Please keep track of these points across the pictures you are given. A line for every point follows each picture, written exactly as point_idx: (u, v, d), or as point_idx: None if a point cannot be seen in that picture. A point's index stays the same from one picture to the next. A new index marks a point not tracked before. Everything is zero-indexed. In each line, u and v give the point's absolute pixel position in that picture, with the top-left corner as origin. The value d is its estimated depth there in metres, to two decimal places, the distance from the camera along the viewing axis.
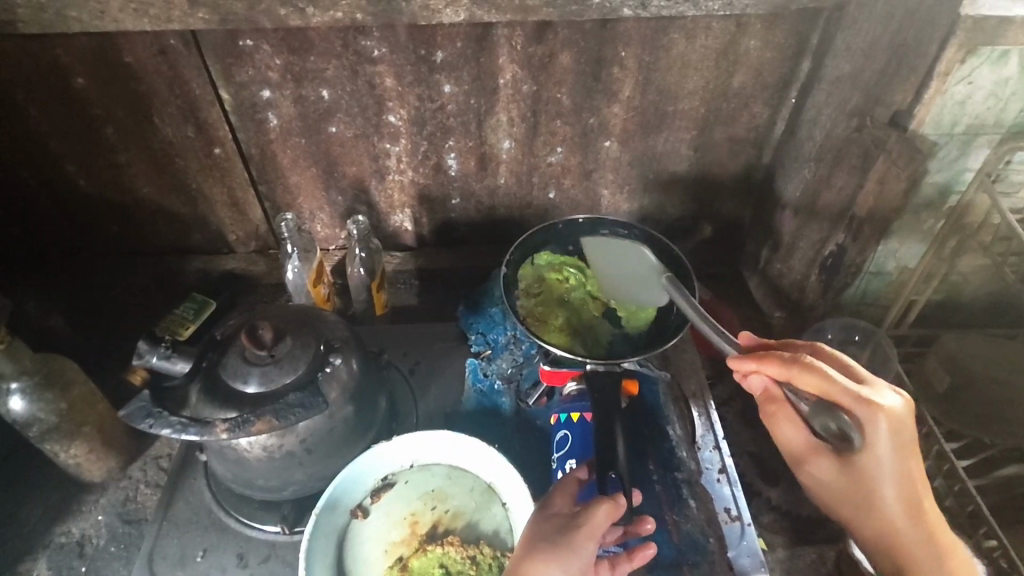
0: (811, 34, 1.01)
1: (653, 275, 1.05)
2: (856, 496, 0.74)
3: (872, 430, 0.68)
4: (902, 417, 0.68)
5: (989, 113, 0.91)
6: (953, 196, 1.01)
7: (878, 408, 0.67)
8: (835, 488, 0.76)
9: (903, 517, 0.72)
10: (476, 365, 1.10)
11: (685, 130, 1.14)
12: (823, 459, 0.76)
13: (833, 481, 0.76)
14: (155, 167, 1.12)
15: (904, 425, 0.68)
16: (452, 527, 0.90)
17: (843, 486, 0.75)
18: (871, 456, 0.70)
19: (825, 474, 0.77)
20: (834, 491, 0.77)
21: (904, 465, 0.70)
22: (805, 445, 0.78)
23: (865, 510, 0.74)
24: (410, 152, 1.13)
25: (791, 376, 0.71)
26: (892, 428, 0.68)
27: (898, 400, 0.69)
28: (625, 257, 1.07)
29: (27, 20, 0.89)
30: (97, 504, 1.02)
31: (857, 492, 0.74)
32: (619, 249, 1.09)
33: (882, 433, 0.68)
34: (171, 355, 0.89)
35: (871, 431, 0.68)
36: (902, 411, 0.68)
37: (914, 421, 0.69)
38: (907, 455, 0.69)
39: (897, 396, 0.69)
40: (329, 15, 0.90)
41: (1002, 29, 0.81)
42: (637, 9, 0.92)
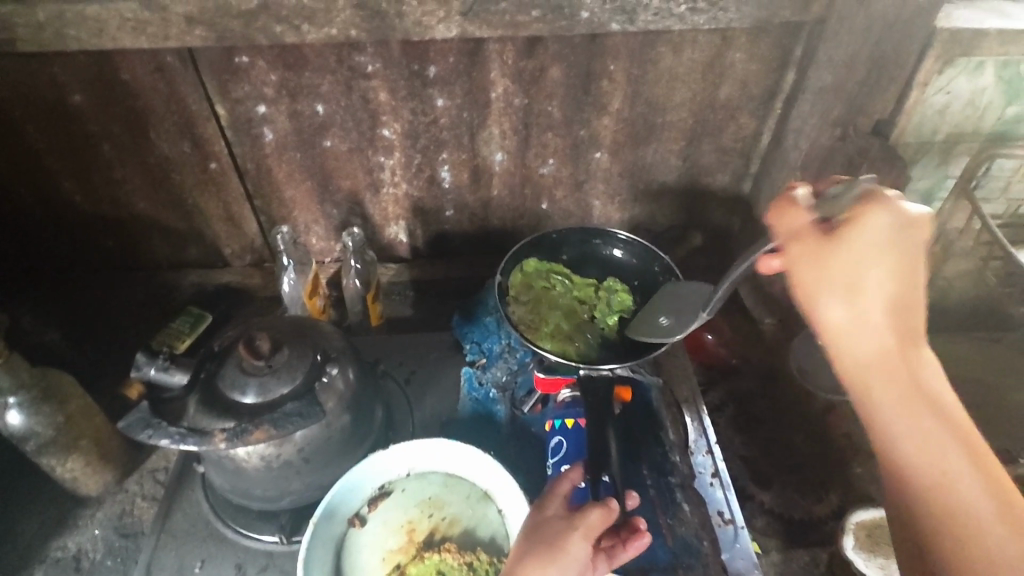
0: (794, 46, 1.04)
1: (688, 312, 0.94)
2: (838, 307, 0.65)
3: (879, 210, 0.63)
4: (910, 216, 0.63)
5: (967, 122, 0.96)
6: (936, 202, 1.06)
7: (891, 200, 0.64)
8: (813, 291, 0.66)
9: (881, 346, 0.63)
10: (471, 373, 1.11)
11: (674, 140, 1.16)
12: (807, 250, 0.67)
13: (812, 284, 0.66)
14: (151, 181, 1.13)
15: (910, 224, 0.63)
16: (449, 534, 0.91)
17: (823, 287, 0.65)
18: (864, 240, 0.63)
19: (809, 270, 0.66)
20: (815, 305, 0.66)
21: (892, 263, 0.63)
22: (803, 239, 0.67)
23: (835, 319, 0.65)
24: (404, 165, 1.15)
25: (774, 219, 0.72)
26: (896, 220, 0.63)
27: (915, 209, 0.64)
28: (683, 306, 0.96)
29: (26, 39, 0.90)
30: (93, 518, 1.02)
31: (840, 300, 0.65)
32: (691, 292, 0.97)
33: (886, 217, 0.63)
34: (170, 367, 0.88)
35: (877, 212, 0.63)
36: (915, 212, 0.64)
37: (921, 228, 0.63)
38: (902, 259, 0.63)
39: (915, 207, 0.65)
40: (324, 32, 0.92)
41: (977, 41, 0.86)
42: (625, 24, 0.95)
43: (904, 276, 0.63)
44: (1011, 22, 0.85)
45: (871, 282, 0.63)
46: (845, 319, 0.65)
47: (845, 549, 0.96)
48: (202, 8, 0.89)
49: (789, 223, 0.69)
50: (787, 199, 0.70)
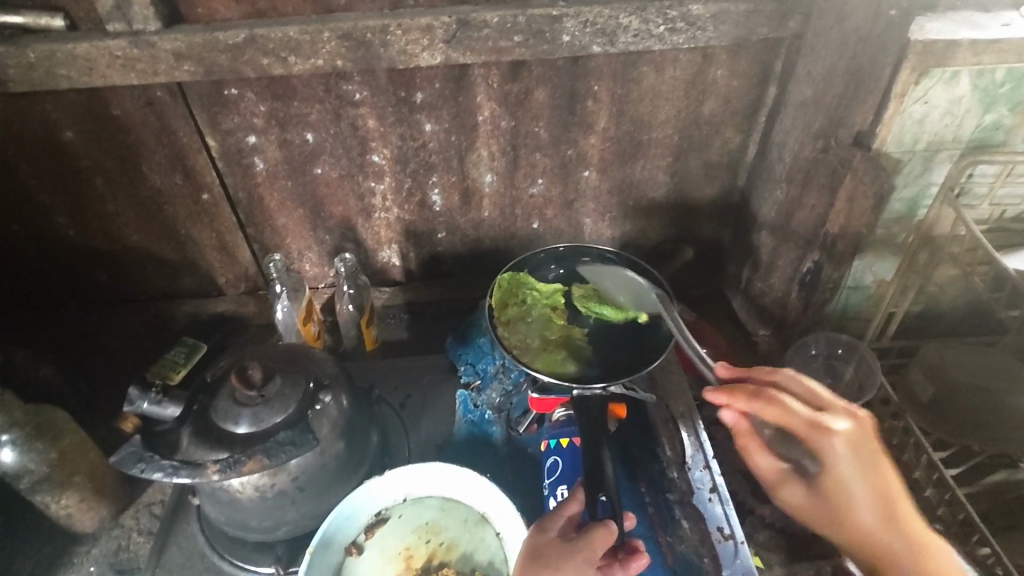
0: (774, 62, 1.06)
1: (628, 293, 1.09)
2: (877, 482, 0.74)
3: (833, 450, 0.74)
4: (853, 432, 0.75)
5: (947, 130, 0.95)
6: (921, 210, 1.05)
7: (832, 431, 0.74)
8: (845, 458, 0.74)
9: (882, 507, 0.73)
10: (466, 396, 1.12)
11: (661, 157, 1.18)
12: (850, 436, 0.74)
13: (847, 480, 0.74)
14: (144, 214, 1.14)
15: (860, 443, 0.74)
16: (446, 560, 0.90)
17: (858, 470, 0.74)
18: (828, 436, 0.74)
19: (845, 459, 0.74)
20: (841, 500, 0.75)
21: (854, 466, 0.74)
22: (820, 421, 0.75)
23: (861, 488, 0.74)
24: (395, 190, 1.16)
25: (751, 405, 0.77)
26: (848, 446, 0.74)
27: (849, 422, 0.76)
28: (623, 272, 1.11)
29: (17, 79, 0.92)
30: (90, 554, 1.01)
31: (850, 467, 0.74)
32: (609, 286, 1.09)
33: (842, 453, 0.74)
34: (162, 400, 0.92)
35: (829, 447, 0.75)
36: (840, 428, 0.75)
37: (867, 439, 0.75)
38: (862, 461, 0.74)
39: (849, 418, 0.76)
40: (310, 63, 0.94)
41: (950, 51, 0.86)
42: (606, 45, 0.97)
43: (873, 471, 0.74)
44: (981, 32, 0.86)
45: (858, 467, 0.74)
46: (857, 482, 0.74)
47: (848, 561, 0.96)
48: (190, 44, 0.90)
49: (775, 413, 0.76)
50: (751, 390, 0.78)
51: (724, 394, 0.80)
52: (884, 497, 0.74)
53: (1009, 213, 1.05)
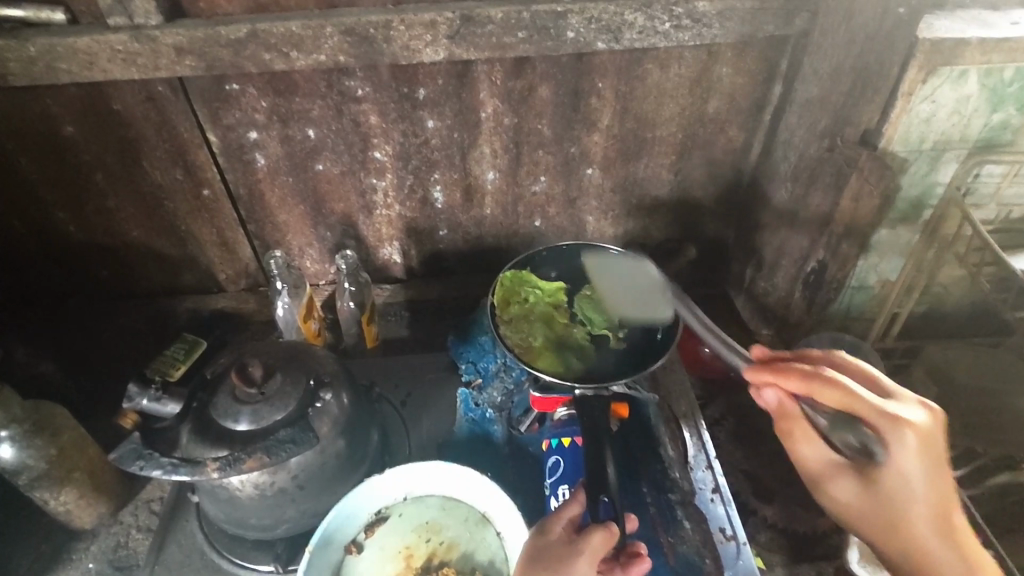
0: (780, 59, 1.05)
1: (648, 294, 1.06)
2: (942, 484, 0.66)
3: (900, 446, 0.65)
4: (929, 426, 0.65)
5: (954, 129, 0.94)
6: (927, 210, 1.04)
7: (904, 424, 0.65)
8: (916, 455, 0.65)
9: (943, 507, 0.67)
10: (467, 394, 1.10)
11: (665, 155, 1.17)
12: (925, 432, 0.65)
13: (911, 479, 0.66)
14: (145, 210, 1.14)
15: (933, 439, 0.65)
16: (447, 559, 0.90)
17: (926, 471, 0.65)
18: (899, 432, 0.65)
19: (915, 457, 0.65)
20: (899, 499, 0.67)
21: (925, 466, 0.65)
22: (890, 413, 0.65)
23: (924, 489, 0.66)
24: (396, 186, 1.16)
25: (810, 389, 0.67)
26: (921, 444, 0.65)
27: (923, 414, 0.66)
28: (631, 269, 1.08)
29: (17, 73, 0.91)
30: (88, 551, 1.01)
31: (920, 466, 0.65)
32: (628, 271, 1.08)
33: (911, 451, 0.65)
34: (162, 397, 0.94)
35: (898, 444, 0.65)
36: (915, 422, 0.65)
37: (941, 435, 0.66)
38: (934, 464, 0.65)
39: (922, 410, 0.67)
40: (312, 58, 0.93)
41: (958, 51, 0.85)
42: (610, 42, 0.97)
43: (942, 474, 0.66)
44: (991, 31, 0.85)
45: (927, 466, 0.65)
46: (923, 481, 0.66)
47: (850, 562, 0.96)
48: (191, 39, 0.90)
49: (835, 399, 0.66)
50: (805, 374, 0.68)
51: (775, 373, 0.70)
52: (944, 499, 0.67)
53: (1015, 214, 1.04)
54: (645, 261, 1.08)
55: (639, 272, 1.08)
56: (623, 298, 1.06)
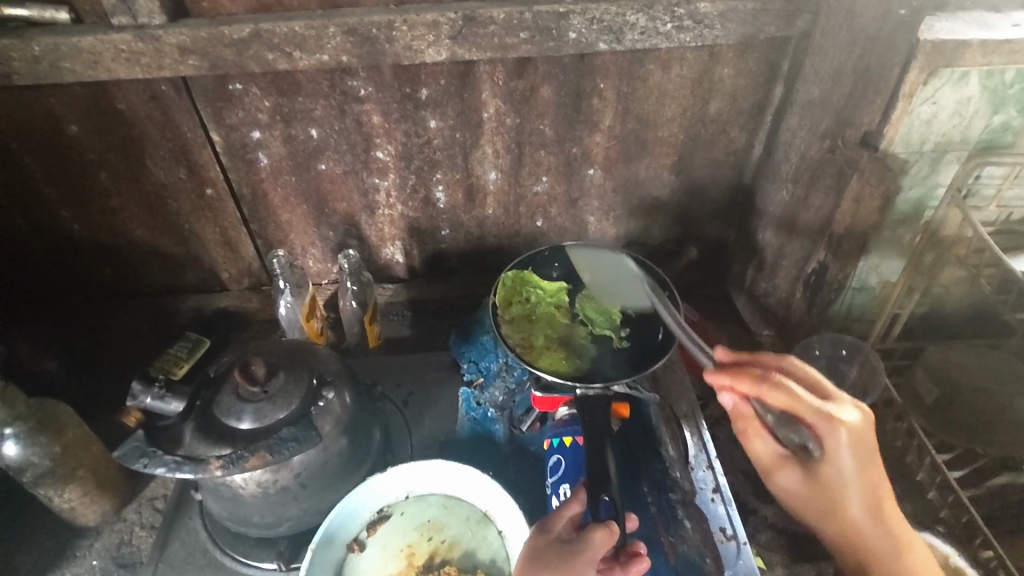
0: (781, 60, 1.05)
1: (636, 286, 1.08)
2: (872, 476, 0.73)
3: (835, 442, 0.72)
4: (861, 425, 0.72)
5: (955, 130, 0.94)
6: (928, 211, 1.04)
7: (839, 423, 0.71)
8: (850, 450, 0.72)
9: (873, 496, 0.74)
10: (469, 393, 1.11)
11: (667, 156, 1.17)
12: (857, 429, 0.71)
13: (846, 473, 0.73)
14: (148, 209, 1.14)
15: (864, 436, 0.72)
16: (449, 557, 0.90)
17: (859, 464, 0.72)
18: (835, 430, 0.71)
19: (848, 452, 0.72)
20: (835, 488, 0.74)
21: (856, 459, 0.72)
22: (828, 413, 0.71)
23: (856, 480, 0.73)
24: (399, 186, 1.16)
25: (760, 393, 0.72)
26: (853, 441, 0.72)
27: (858, 414, 0.73)
28: (610, 263, 1.11)
29: (22, 72, 0.92)
30: (91, 548, 1.01)
31: (853, 458, 0.72)
32: (611, 268, 1.11)
33: (845, 446, 0.72)
34: (165, 395, 0.94)
35: (833, 440, 0.72)
36: (850, 422, 0.72)
37: (872, 432, 0.73)
38: (865, 458, 0.72)
39: (857, 410, 0.73)
40: (315, 58, 0.94)
41: (959, 52, 0.85)
42: (612, 43, 0.97)
43: (872, 467, 0.73)
44: (992, 32, 0.85)
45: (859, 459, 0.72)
46: (855, 472, 0.73)
47: None
48: (194, 38, 0.90)
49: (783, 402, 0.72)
50: (755, 377, 0.73)
51: (731, 377, 0.75)
52: (876, 487, 0.74)
53: (1016, 215, 1.04)
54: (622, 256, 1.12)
55: (619, 264, 1.11)
56: (610, 290, 1.08)
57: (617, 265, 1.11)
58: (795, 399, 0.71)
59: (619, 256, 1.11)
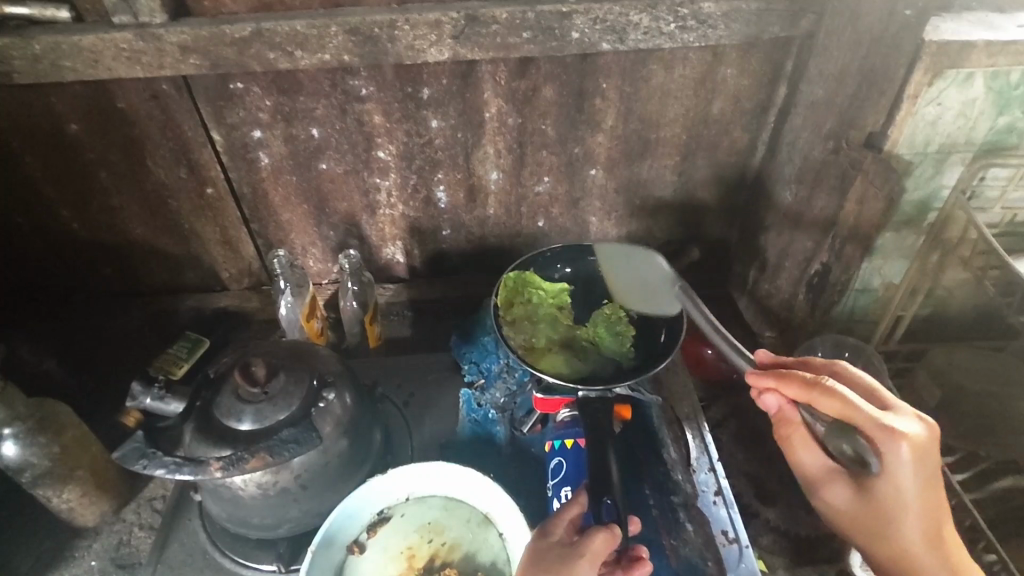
0: (785, 61, 1.05)
1: (663, 287, 1.05)
2: (930, 494, 0.70)
3: (894, 456, 0.69)
4: (925, 440, 0.68)
5: (960, 132, 0.94)
6: (931, 212, 1.03)
7: (900, 437, 0.68)
8: (909, 466, 0.69)
9: (930, 514, 0.71)
10: (470, 395, 1.10)
11: (669, 156, 1.17)
12: (919, 444, 0.68)
13: (903, 489, 0.70)
14: (149, 208, 1.14)
15: (927, 451, 0.68)
16: (449, 559, 0.90)
17: (917, 480, 0.69)
18: (895, 444, 0.68)
19: (907, 468, 0.69)
20: (889, 504, 0.72)
21: (918, 476, 0.69)
22: (889, 426, 0.68)
23: (914, 498, 0.70)
24: (400, 186, 1.16)
25: (811, 399, 0.71)
26: (914, 456, 0.68)
27: (920, 427, 0.69)
28: (638, 260, 1.09)
29: (22, 71, 0.91)
30: (90, 549, 1.01)
31: (914, 475, 0.69)
32: (644, 267, 1.09)
33: (904, 462, 0.68)
34: (164, 396, 0.93)
35: (893, 455, 0.69)
36: (913, 437, 0.68)
37: (936, 448, 0.69)
38: (927, 476, 0.69)
39: (920, 424, 0.70)
40: (317, 58, 0.93)
41: (965, 53, 0.85)
42: (615, 43, 0.96)
43: (931, 486, 0.70)
44: (997, 34, 0.85)
45: (919, 478, 0.69)
46: (914, 491, 0.70)
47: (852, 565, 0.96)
48: (196, 37, 0.90)
49: (837, 410, 0.69)
50: (804, 383, 0.72)
51: (777, 380, 0.74)
52: (935, 505, 0.71)
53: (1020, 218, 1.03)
54: (654, 254, 1.07)
55: (650, 263, 1.08)
56: (638, 291, 1.07)
57: (644, 262, 1.09)
58: (851, 408, 0.69)
59: (653, 253, 1.07)
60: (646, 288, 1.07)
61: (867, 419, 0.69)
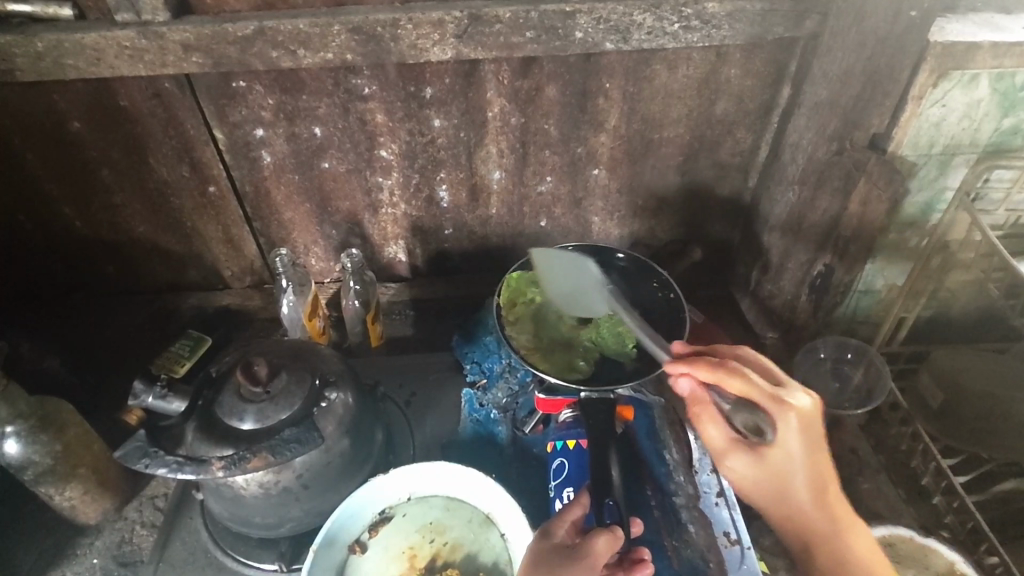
0: (789, 61, 1.04)
1: (595, 288, 1.02)
2: (818, 462, 0.72)
3: (786, 428, 0.70)
4: (811, 410, 0.70)
5: (964, 133, 0.94)
6: (935, 214, 1.03)
7: (792, 408, 0.70)
8: (800, 436, 0.70)
9: (818, 483, 0.73)
10: (471, 395, 1.11)
11: (671, 157, 1.17)
12: (806, 414, 0.70)
13: (796, 459, 0.71)
14: (151, 206, 1.14)
15: (813, 420, 0.71)
16: (451, 560, 0.90)
17: (807, 450, 0.71)
18: (787, 415, 0.70)
19: (797, 437, 0.70)
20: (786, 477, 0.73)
21: (809, 445, 0.71)
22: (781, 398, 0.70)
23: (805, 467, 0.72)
24: (403, 185, 1.15)
25: (718, 378, 0.71)
26: (802, 426, 0.70)
27: (810, 399, 0.71)
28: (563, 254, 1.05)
29: (24, 68, 0.91)
30: (92, 547, 1.01)
31: (803, 445, 0.71)
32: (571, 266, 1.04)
33: (795, 432, 0.70)
34: (167, 395, 0.93)
35: (786, 427, 0.70)
36: (802, 408, 0.70)
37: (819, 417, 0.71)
38: (814, 444, 0.71)
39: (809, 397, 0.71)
40: (320, 56, 0.93)
41: (969, 54, 0.85)
42: (619, 43, 0.96)
43: (818, 454, 0.71)
44: (1003, 35, 0.84)
45: (809, 448, 0.71)
46: (805, 460, 0.72)
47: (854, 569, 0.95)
48: (199, 36, 0.90)
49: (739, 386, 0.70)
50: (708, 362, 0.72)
51: (688, 362, 0.74)
52: (821, 472, 0.73)
53: None
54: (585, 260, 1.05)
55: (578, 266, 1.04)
56: (567, 290, 1.02)
57: (576, 265, 1.04)
58: (751, 382, 0.70)
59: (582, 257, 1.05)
60: (576, 289, 1.02)
61: (765, 394, 0.70)
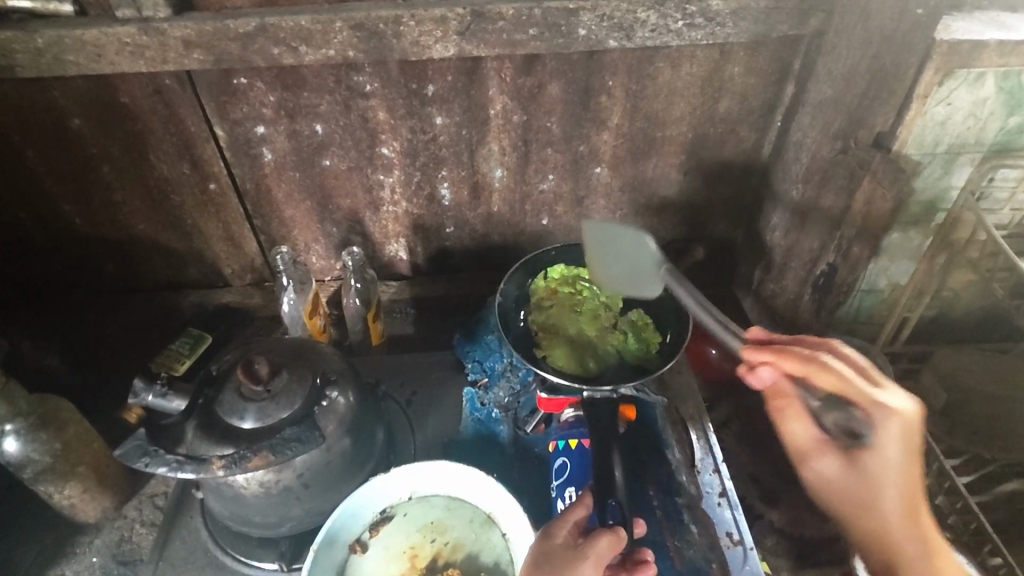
0: (793, 60, 1.04)
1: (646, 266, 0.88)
2: (915, 472, 0.71)
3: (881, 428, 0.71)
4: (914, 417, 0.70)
5: (970, 132, 0.93)
6: (939, 213, 1.02)
7: (890, 410, 0.70)
8: (896, 439, 0.70)
9: (913, 494, 0.72)
10: (473, 393, 1.12)
11: (674, 155, 1.16)
12: (907, 419, 0.70)
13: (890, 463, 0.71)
14: (151, 204, 1.13)
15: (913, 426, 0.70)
16: (452, 559, 0.90)
17: (904, 456, 0.71)
18: (885, 417, 0.70)
19: (894, 441, 0.71)
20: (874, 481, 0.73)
21: (906, 451, 0.70)
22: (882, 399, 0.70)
23: (895, 474, 0.72)
24: (404, 183, 1.15)
25: (807, 372, 0.72)
26: (902, 430, 0.70)
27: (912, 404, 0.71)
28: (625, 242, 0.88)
29: (25, 64, 0.90)
30: (91, 545, 1.01)
31: (898, 452, 0.71)
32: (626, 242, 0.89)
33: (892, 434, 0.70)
34: (167, 393, 0.92)
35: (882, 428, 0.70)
36: (904, 412, 0.70)
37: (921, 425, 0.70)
38: (912, 451, 0.71)
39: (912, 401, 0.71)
40: (321, 53, 0.93)
41: (976, 53, 0.84)
42: (622, 40, 0.96)
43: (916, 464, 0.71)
44: (1009, 34, 0.84)
45: (903, 453, 0.71)
46: (900, 468, 0.71)
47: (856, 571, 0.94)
48: (199, 32, 0.89)
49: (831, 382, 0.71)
50: (796, 355, 0.72)
51: (775, 353, 0.73)
52: (917, 482, 0.72)
53: None
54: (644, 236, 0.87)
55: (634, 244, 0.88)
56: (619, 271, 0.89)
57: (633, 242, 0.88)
58: (846, 380, 0.70)
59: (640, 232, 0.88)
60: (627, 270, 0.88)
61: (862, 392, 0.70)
